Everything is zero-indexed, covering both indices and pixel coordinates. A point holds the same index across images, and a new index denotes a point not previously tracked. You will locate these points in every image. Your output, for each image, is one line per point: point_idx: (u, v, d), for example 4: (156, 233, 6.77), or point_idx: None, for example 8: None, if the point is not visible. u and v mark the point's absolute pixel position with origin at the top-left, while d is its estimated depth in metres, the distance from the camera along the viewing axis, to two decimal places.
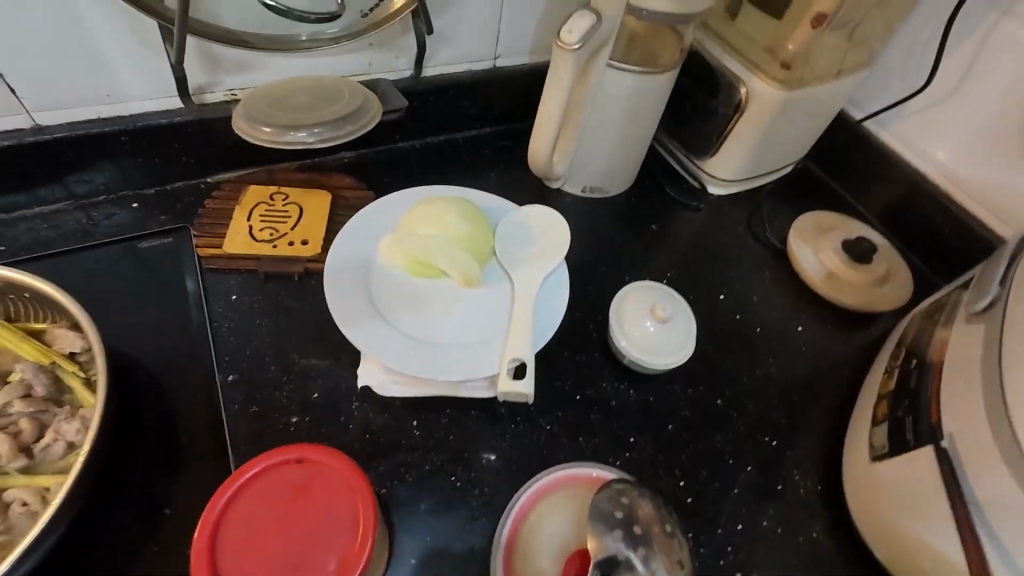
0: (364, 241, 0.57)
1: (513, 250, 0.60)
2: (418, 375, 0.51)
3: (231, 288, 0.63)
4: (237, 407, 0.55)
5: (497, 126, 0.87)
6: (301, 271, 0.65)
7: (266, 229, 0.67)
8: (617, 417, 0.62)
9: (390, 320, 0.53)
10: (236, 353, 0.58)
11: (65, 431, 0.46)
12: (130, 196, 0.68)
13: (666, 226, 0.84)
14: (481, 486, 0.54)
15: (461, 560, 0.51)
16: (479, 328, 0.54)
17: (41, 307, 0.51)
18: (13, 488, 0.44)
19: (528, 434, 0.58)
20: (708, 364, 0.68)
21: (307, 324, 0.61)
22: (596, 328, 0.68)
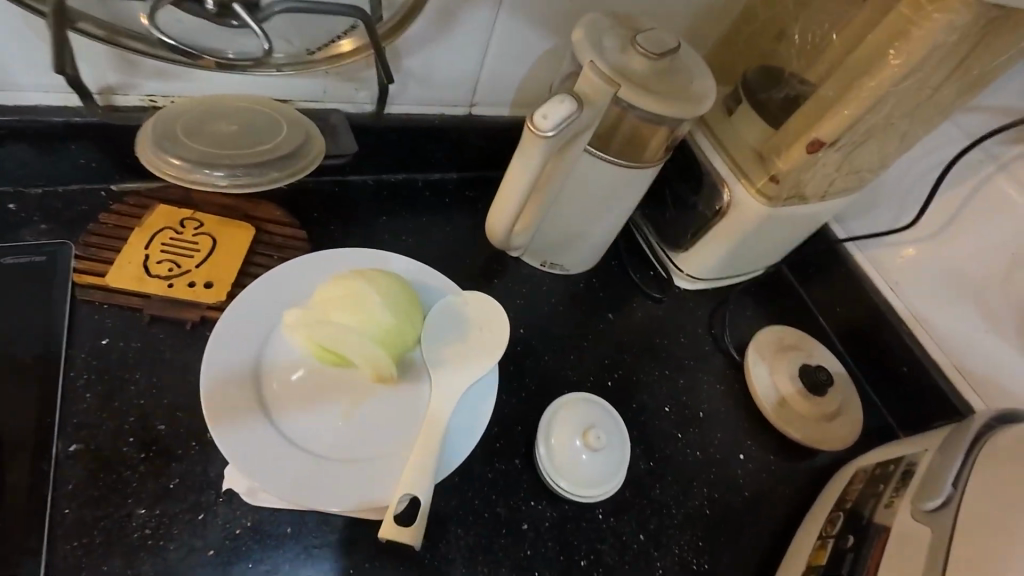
0: (266, 313, 0.49)
1: (439, 345, 0.52)
2: (295, 497, 0.43)
3: (105, 327, 0.54)
4: (72, 487, 0.46)
5: (464, 172, 0.80)
6: (196, 319, 0.56)
7: (165, 261, 0.57)
8: (526, 543, 0.55)
9: (275, 419, 0.45)
10: (88, 414, 0.49)
11: None
12: (8, 193, 0.58)
13: (624, 315, 0.78)
14: None
15: None
16: (379, 441, 0.47)
17: None
18: None
19: (420, 556, 0.51)
20: (637, 489, 0.62)
21: (187, 387, 0.52)
22: (525, 430, 0.61)
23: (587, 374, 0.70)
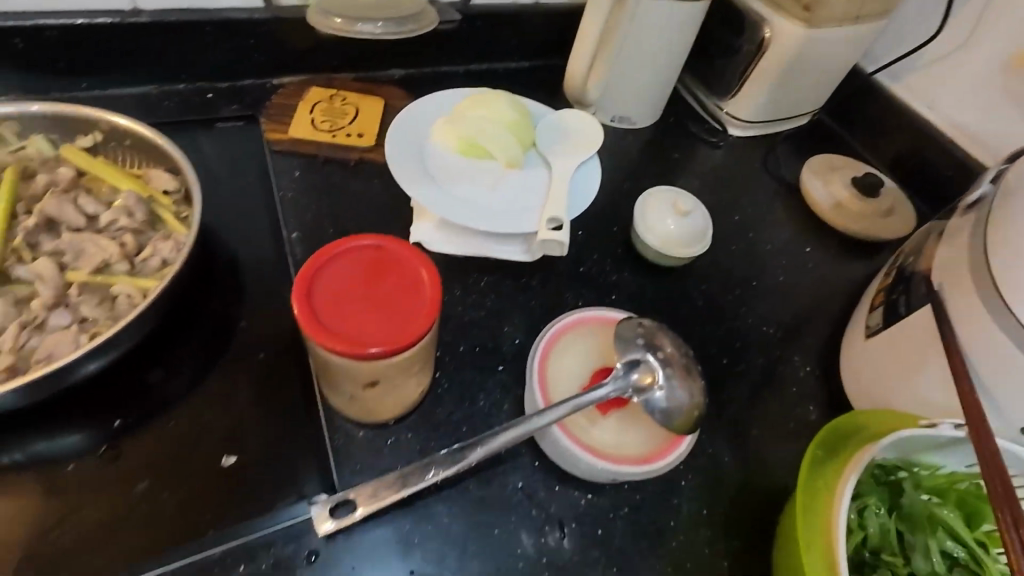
0: (420, 123, 0.64)
1: (551, 141, 0.66)
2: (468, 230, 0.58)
3: (295, 167, 0.70)
4: (301, 260, 0.62)
5: (534, 60, 0.94)
6: (357, 159, 0.72)
7: (327, 122, 0.74)
8: (638, 300, 0.67)
9: (444, 186, 0.60)
10: (299, 217, 0.65)
11: (161, 249, 0.53)
12: (205, 87, 0.75)
13: (686, 158, 0.90)
14: (512, 339, 0.60)
15: (494, 392, 0.56)
16: (521, 199, 0.61)
17: (139, 155, 0.58)
18: (116, 285, 0.50)
19: (556, 304, 0.64)
20: (721, 268, 0.74)
21: (361, 202, 0.68)
22: (620, 230, 0.74)
23: None
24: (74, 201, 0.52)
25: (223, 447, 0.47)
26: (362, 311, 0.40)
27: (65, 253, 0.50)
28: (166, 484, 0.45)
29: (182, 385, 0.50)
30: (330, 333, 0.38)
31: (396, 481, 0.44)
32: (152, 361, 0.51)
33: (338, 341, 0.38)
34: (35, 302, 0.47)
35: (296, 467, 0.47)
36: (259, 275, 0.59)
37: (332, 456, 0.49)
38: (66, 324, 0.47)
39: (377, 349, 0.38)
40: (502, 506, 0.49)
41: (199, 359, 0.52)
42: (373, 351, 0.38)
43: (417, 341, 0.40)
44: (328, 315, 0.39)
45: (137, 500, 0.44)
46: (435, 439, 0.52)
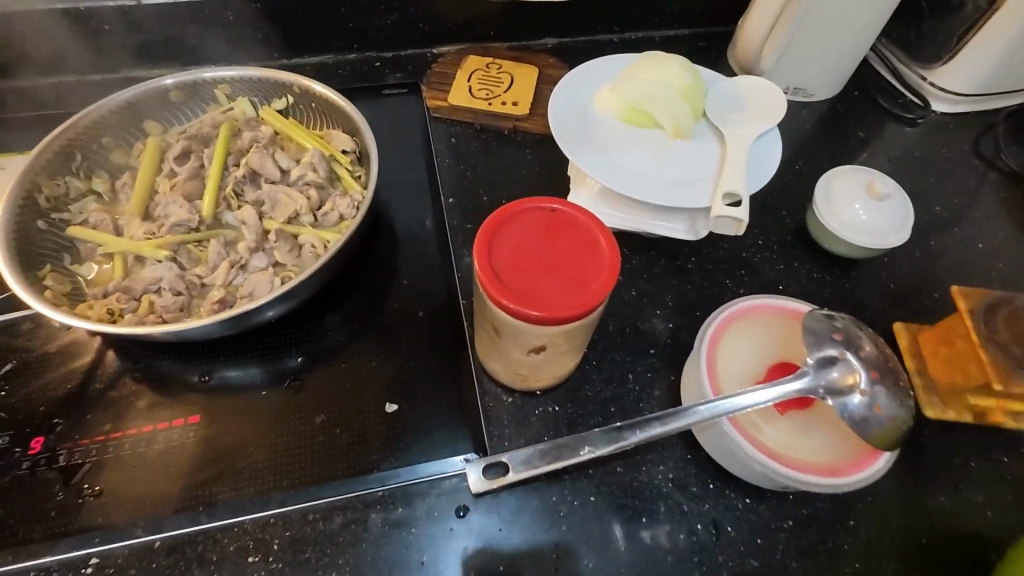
0: (584, 87, 0.62)
1: (724, 110, 0.60)
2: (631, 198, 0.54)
3: (452, 134, 0.71)
4: (456, 224, 0.63)
5: (694, 28, 0.87)
6: (510, 128, 0.71)
7: (483, 90, 0.74)
8: (810, 293, 0.60)
9: (607, 151, 0.57)
10: (454, 183, 0.67)
11: (339, 204, 0.57)
12: (373, 57, 0.80)
13: (872, 137, 0.77)
14: (665, 322, 0.56)
15: (644, 375, 0.53)
16: (689, 170, 0.56)
17: (323, 117, 0.63)
18: (302, 235, 0.54)
19: (714, 290, 0.59)
20: (915, 265, 0.63)
21: (514, 171, 0.68)
22: (789, 214, 0.66)
23: None
24: (272, 156, 0.58)
25: (386, 395, 0.49)
26: (529, 273, 0.38)
27: (263, 203, 0.56)
28: (333, 424, 0.47)
29: (352, 331, 0.53)
30: (508, 291, 0.37)
31: (550, 450, 0.43)
32: (320, 309, 0.55)
33: (504, 298, 0.37)
34: (241, 244, 0.52)
35: (447, 423, 0.48)
36: (418, 236, 0.61)
37: (480, 417, 0.49)
38: (264, 267, 0.52)
39: (539, 314, 0.37)
40: (651, 496, 0.46)
41: (364, 310, 0.55)
42: (551, 314, 0.37)
43: (593, 308, 0.38)
44: (496, 270, 0.38)
45: (318, 429, 0.47)
46: (583, 415, 0.50)
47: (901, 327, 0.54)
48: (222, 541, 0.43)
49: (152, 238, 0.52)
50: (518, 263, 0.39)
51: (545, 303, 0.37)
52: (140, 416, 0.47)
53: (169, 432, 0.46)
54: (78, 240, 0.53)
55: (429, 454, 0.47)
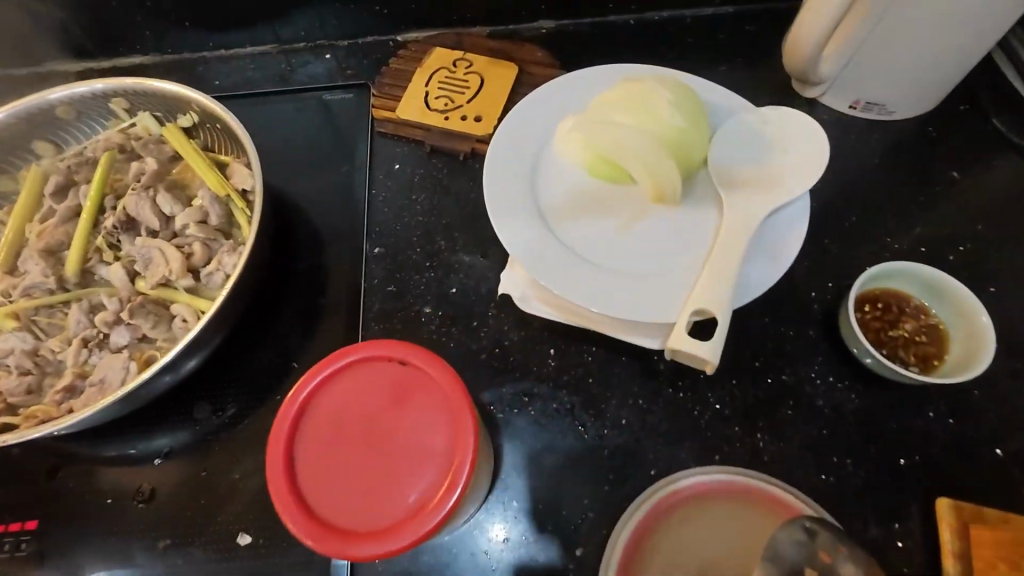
0: (543, 120, 0.46)
1: (732, 162, 0.43)
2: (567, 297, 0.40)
3: (397, 156, 0.58)
4: (376, 283, 0.51)
5: (742, 4, 0.65)
6: (468, 151, 0.57)
7: (442, 98, 0.59)
8: (824, 421, 0.44)
9: (550, 222, 0.43)
10: (387, 225, 0.54)
11: (226, 263, 0.47)
12: (326, 46, 0.66)
13: (974, 176, 0.55)
14: (611, 449, 0.43)
15: (567, 522, 0.41)
16: (659, 259, 0.41)
17: (228, 142, 0.52)
18: (176, 304, 0.46)
19: (686, 405, 0.45)
20: (995, 392, 0.44)
21: (462, 211, 0.54)
22: (818, 299, 0.48)
23: (919, 243, 0.51)
24: (153, 198, 0.48)
25: (241, 522, 0.41)
26: (345, 470, 0.28)
27: (137, 259, 0.47)
28: (180, 551, 0.41)
29: (225, 426, 0.45)
30: (306, 496, 0.27)
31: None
32: (197, 392, 0.47)
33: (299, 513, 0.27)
34: (101, 315, 0.44)
35: (307, 565, 0.40)
36: (329, 297, 0.51)
37: (347, 560, 0.40)
38: (124, 344, 0.44)
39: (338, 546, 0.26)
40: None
41: (242, 399, 0.46)
42: (352, 543, 0.26)
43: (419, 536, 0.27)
44: (299, 461, 0.28)
45: (159, 557, 0.41)
46: (477, 571, 0.40)
47: (946, 500, 0.40)
48: None
49: (7, 302, 0.45)
50: (336, 451, 0.28)
51: (352, 524, 0.27)
52: None
53: (3, 541, 0.42)
54: None
55: None
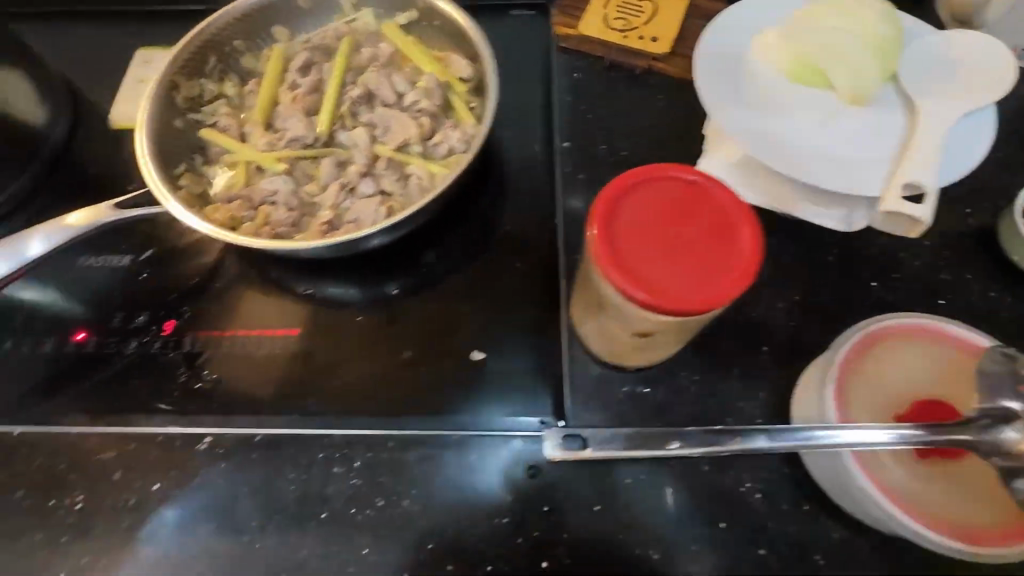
0: (744, 28, 0.52)
1: (926, 69, 0.48)
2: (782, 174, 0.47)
3: (577, 68, 0.64)
4: (567, 171, 0.58)
5: None
6: (645, 68, 0.63)
7: (619, 20, 0.65)
8: (980, 314, 0.49)
9: (760, 114, 0.49)
10: (572, 125, 0.60)
11: (451, 136, 0.54)
12: None
13: None
14: (786, 318, 0.49)
15: (748, 373, 0.47)
16: (863, 146, 0.47)
17: (445, 38, 0.59)
18: (411, 165, 0.53)
19: (853, 290, 0.50)
20: None
21: (640, 119, 0.61)
22: (973, 214, 0.53)
23: None
24: (389, 77, 0.55)
25: (473, 343, 0.49)
26: (652, 253, 0.34)
27: (377, 125, 0.54)
28: (422, 360, 0.48)
29: (448, 271, 0.53)
30: (622, 269, 0.33)
31: (635, 436, 0.39)
32: (422, 243, 0.54)
33: (619, 279, 0.33)
34: (352, 168, 0.52)
35: (532, 381, 0.48)
36: (526, 181, 0.57)
37: (564, 383, 0.48)
38: (371, 192, 0.52)
39: (654, 304, 0.33)
40: (731, 504, 0.43)
41: (461, 252, 0.54)
42: (663, 303, 0.33)
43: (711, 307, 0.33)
44: (614, 244, 0.34)
45: (405, 364, 0.48)
46: (672, 402, 0.47)
47: None
48: (310, 448, 0.45)
49: (272, 151, 0.54)
50: (642, 240, 0.34)
51: (663, 292, 0.33)
52: (253, 318, 0.51)
53: (274, 339, 0.50)
54: (206, 143, 0.56)
55: (508, 410, 0.47)
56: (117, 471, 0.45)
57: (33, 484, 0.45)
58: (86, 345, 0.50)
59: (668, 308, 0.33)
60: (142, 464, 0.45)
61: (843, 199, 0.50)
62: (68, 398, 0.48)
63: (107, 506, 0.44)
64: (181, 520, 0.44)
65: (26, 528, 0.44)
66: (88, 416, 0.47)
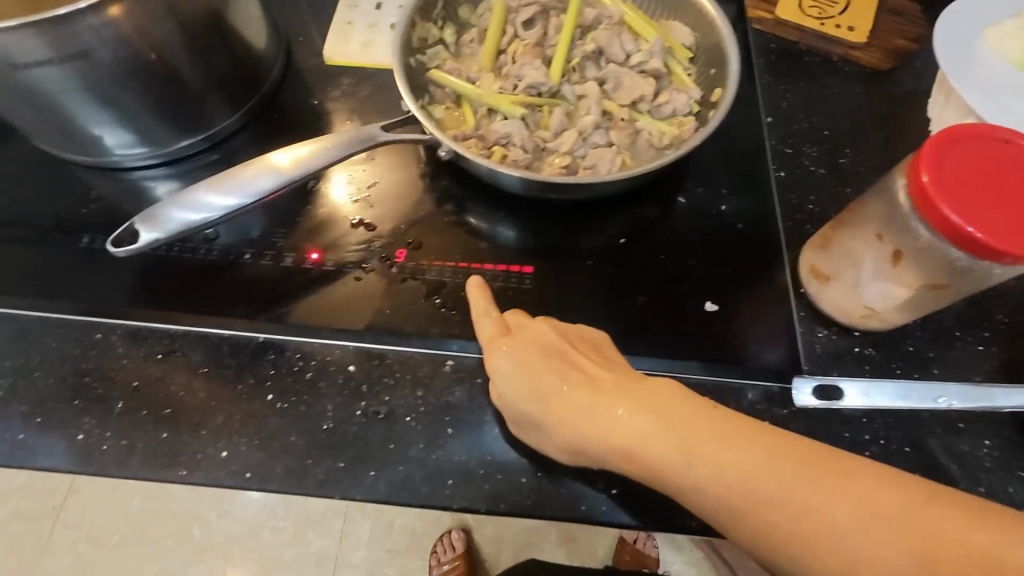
0: (979, 18, 0.54)
1: None
2: None
3: (772, 50, 0.65)
4: (772, 144, 0.59)
5: None
6: (840, 56, 0.65)
7: (814, 8, 0.67)
8: None
9: (1003, 96, 0.51)
10: (772, 102, 0.62)
11: (675, 98, 0.55)
12: None
13: None
14: (1007, 300, 0.50)
15: (974, 347, 0.48)
16: None
17: (662, 6, 0.60)
18: (641, 122, 0.54)
19: None
20: None
21: (838, 102, 0.62)
22: None
23: None
24: (617, 37, 0.57)
25: (702, 294, 0.51)
26: (982, 199, 0.35)
27: (606, 82, 0.56)
28: (656, 305, 0.50)
29: (670, 224, 0.54)
30: (954, 211, 0.35)
31: (891, 388, 0.46)
32: (642, 195, 0.55)
33: (952, 219, 0.35)
34: (585, 118, 0.54)
35: (762, 335, 0.49)
36: (732, 149, 0.58)
37: (792, 340, 0.49)
38: (603, 143, 0.53)
39: (988, 245, 0.34)
40: (972, 468, 0.44)
41: (681, 207, 0.55)
42: (997, 246, 0.34)
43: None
44: (944, 188, 0.36)
45: (639, 309, 0.50)
46: (901, 365, 0.48)
47: None
48: None
49: (506, 95, 0.55)
50: (969, 187, 0.36)
51: (997, 235, 0.34)
52: (482, 254, 0.53)
53: (507, 275, 0.52)
54: (434, 84, 0.57)
55: (740, 361, 0.48)
56: (365, 384, 0.47)
57: (281, 389, 0.46)
58: (324, 265, 0.52)
59: (999, 251, 0.34)
60: (388, 380, 0.47)
61: None
62: (311, 312, 0.50)
63: (357, 415, 0.45)
64: (431, 436, 0.45)
65: (279, 428, 0.45)
66: (332, 330, 0.49)
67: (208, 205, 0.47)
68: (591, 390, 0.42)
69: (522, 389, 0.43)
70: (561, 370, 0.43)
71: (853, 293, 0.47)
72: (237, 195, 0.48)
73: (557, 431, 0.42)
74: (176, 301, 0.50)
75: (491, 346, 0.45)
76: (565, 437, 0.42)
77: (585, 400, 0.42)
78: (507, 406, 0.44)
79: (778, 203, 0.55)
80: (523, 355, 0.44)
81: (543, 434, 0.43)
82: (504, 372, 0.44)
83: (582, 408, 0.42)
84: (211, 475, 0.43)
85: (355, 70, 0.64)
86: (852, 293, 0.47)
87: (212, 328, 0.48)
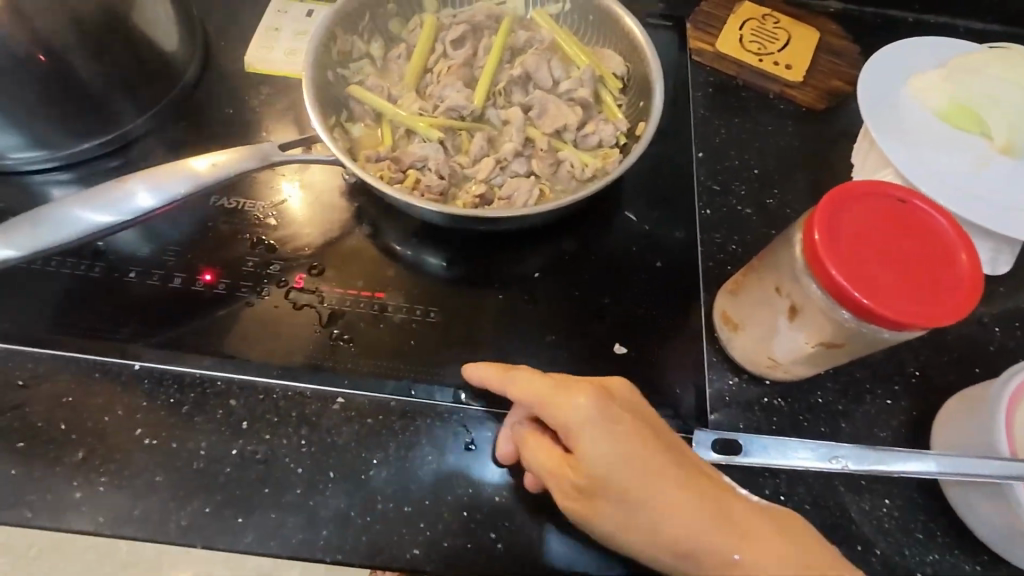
0: (903, 65, 0.54)
1: None
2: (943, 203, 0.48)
3: (711, 83, 0.65)
4: (702, 181, 0.58)
5: (1011, 26, 0.72)
6: (777, 92, 0.64)
7: (754, 43, 0.66)
8: None
9: (919, 145, 0.51)
10: (706, 136, 0.61)
11: (601, 129, 0.54)
12: None
13: None
14: (918, 351, 0.49)
15: (882, 399, 0.47)
16: (1012, 193, 0.49)
17: (596, 33, 0.59)
18: (564, 151, 0.53)
19: (978, 332, 0.51)
20: None
21: (770, 140, 0.61)
22: None
23: None
24: (547, 63, 0.56)
25: (615, 336, 0.48)
26: (870, 263, 0.34)
27: (531, 108, 0.54)
28: (565, 345, 0.48)
29: (593, 263, 0.52)
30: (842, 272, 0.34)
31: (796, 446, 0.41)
32: (565, 227, 0.53)
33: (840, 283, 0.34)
34: (506, 145, 0.52)
35: (671, 382, 0.47)
36: (662, 182, 0.56)
37: (704, 389, 0.47)
38: (522, 172, 0.52)
39: (873, 311, 0.33)
40: (869, 529, 0.43)
41: (603, 243, 0.53)
42: (884, 313, 0.33)
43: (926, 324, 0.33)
44: (834, 248, 0.35)
45: (548, 348, 0.47)
46: (809, 418, 0.46)
47: None
48: (447, 420, 0.44)
49: (426, 116, 0.53)
50: (859, 248, 0.35)
51: (883, 301, 0.33)
52: (388, 282, 0.50)
53: (414, 308, 0.48)
54: (353, 99, 0.54)
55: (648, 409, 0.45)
56: (246, 420, 0.43)
57: (153, 424, 0.43)
58: (216, 287, 0.48)
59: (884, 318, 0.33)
60: (272, 417, 0.44)
61: (988, 243, 0.52)
62: (197, 337, 0.46)
63: (234, 454, 0.42)
64: (311, 480, 0.42)
65: (144, 467, 0.41)
66: (219, 359, 0.45)
67: (125, 203, 0.44)
68: (692, 473, 0.34)
69: (606, 449, 0.34)
70: (659, 442, 0.35)
71: (749, 332, 0.45)
72: (154, 196, 0.45)
73: (651, 513, 0.33)
74: (45, 320, 0.46)
75: (571, 393, 0.35)
76: (653, 523, 0.33)
77: (693, 488, 0.33)
78: (586, 469, 0.34)
79: (701, 242, 0.54)
80: (616, 412, 0.34)
81: (622, 511, 0.34)
82: (592, 426, 0.34)
83: (692, 497, 0.33)
84: (64, 518, 0.39)
85: (278, 80, 0.61)
86: (749, 332, 0.45)
87: (86, 352, 0.45)
